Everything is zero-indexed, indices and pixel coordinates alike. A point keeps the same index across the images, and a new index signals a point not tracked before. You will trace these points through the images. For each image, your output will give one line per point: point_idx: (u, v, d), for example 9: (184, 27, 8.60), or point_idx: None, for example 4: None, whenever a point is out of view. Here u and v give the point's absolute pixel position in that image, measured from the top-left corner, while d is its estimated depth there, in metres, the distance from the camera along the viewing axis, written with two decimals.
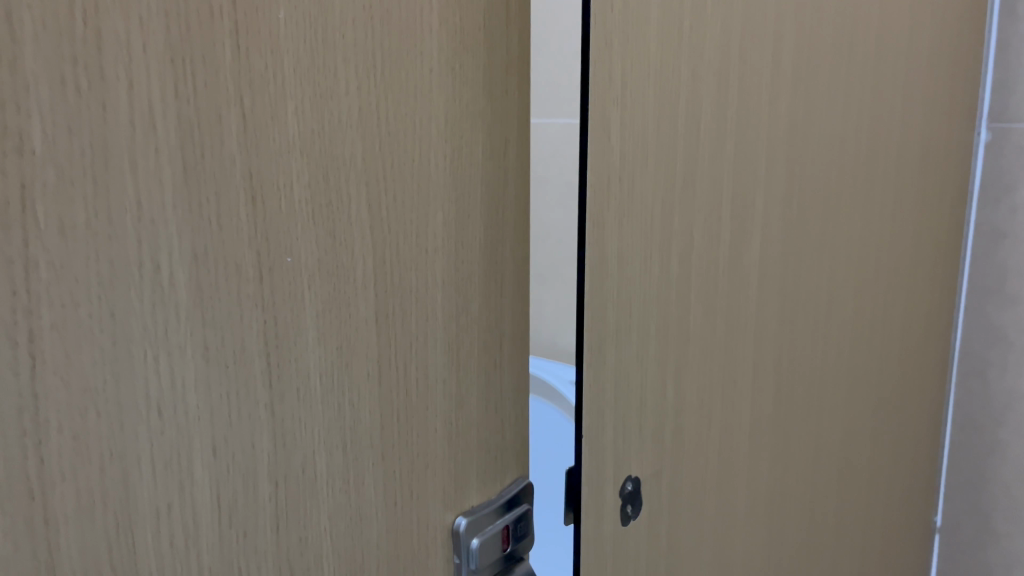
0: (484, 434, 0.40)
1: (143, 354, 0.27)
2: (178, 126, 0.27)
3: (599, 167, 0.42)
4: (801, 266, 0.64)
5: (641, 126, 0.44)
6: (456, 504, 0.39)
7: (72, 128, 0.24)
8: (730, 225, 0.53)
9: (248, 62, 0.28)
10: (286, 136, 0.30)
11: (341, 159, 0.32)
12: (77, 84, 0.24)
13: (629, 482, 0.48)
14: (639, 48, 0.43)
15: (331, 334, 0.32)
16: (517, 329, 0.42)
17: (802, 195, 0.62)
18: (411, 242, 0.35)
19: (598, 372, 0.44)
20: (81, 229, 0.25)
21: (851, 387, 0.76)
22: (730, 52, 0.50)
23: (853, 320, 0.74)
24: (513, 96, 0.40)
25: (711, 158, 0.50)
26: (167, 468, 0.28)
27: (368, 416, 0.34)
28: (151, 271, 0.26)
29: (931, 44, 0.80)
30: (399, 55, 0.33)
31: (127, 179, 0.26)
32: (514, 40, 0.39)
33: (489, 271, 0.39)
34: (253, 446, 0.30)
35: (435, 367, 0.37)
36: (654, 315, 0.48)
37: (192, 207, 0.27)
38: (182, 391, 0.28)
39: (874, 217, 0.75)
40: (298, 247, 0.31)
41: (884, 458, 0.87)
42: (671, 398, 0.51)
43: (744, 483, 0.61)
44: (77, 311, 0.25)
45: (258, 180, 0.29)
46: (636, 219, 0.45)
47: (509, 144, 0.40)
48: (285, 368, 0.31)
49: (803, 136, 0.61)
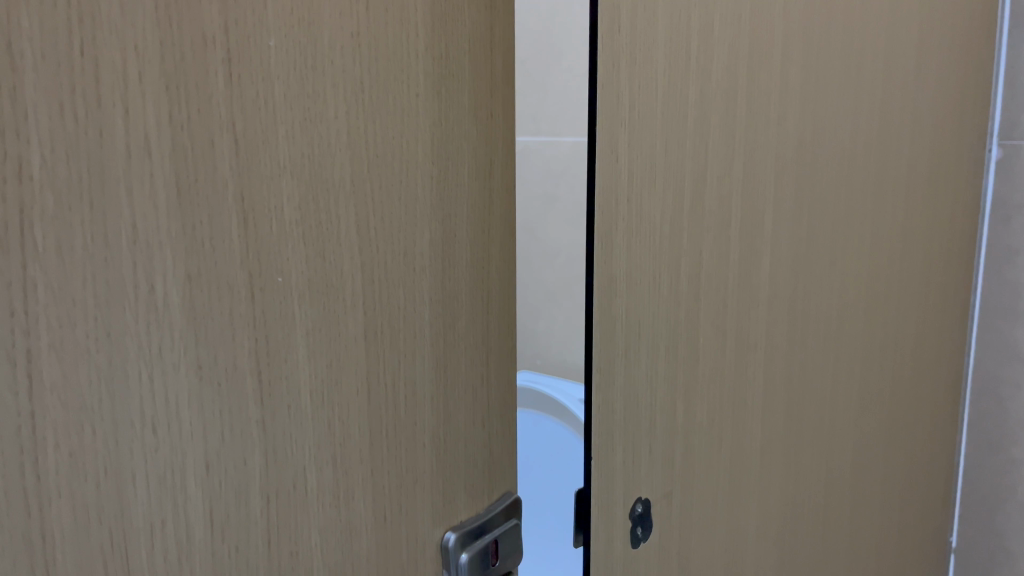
0: (472, 449, 0.41)
1: (138, 373, 0.28)
2: (172, 151, 0.28)
3: (609, 187, 0.42)
4: (811, 284, 0.64)
5: (650, 145, 0.45)
6: (446, 519, 0.40)
7: (69, 154, 0.25)
8: (738, 243, 0.54)
9: (240, 87, 0.29)
10: (276, 160, 0.31)
11: (330, 181, 0.33)
12: (74, 113, 0.25)
13: (638, 504, 0.48)
14: (647, 68, 0.43)
15: (321, 350, 0.33)
16: (504, 346, 0.43)
17: (811, 211, 0.62)
18: (399, 261, 0.36)
19: (607, 392, 0.45)
20: (78, 252, 0.26)
21: (862, 404, 0.76)
22: (737, 69, 0.51)
23: (864, 337, 0.74)
24: (499, 118, 0.41)
25: (719, 178, 0.51)
26: (162, 484, 0.29)
27: (359, 432, 0.35)
28: (146, 293, 0.28)
29: (943, 62, 0.80)
30: (387, 79, 0.35)
31: (123, 203, 0.27)
32: (497, 63, 0.40)
33: (475, 288, 0.40)
34: (246, 462, 0.31)
35: (424, 383, 0.38)
36: (663, 333, 0.48)
37: (185, 229, 0.28)
38: (175, 409, 0.29)
39: (884, 231, 0.75)
40: (288, 267, 0.32)
41: (894, 476, 0.85)
42: (681, 417, 0.51)
43: (754, 502, 0.61)
44: (73, 332, 0.26)
45: (247, 202, 0.30)
46: (645, 238, 0.45)
47: (494, 164, 0.41)
48: (277, 384, 0.32)
49: (811, 153, 0.61)
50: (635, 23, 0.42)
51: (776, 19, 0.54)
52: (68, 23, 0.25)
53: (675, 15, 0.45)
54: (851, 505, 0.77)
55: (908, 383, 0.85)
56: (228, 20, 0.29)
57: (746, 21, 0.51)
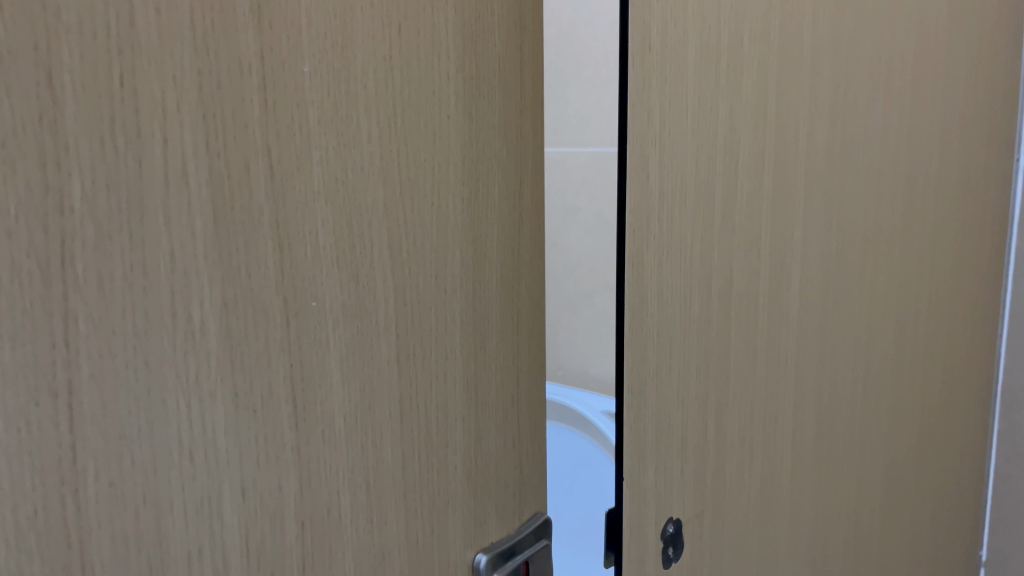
0: (504, 470, 0.41)
1: (176, 400, 0.28)
2: (209, 180, 0.28)
3: (641, 204, 0.42)
4: (841, 297, 0.63)
5: (680, 163, 0.44)
6: (477, 541, 0.40)
7: (109, 184, 0.25)
8: (768, 258, 0.53)
9: (275, 114, 0.29)
10: (310, 186, 0.31)
11: (363, 205, 0.33)
12: (114, 143, 0.25)
13: (670, 524, 0.47)
14: (678, 86, 0.43)
15: (355, 373, 0.33)
16: (534, 365, 0.42)
17: (841, 224, 0.62)
18: (431, 283, 0.36)
19: (639, 413, 0.44)
20: (118, 282, 0.26)
21: (893, 418, 0.75)
22: (766, 85, 0.50)
23: (894, 350, 0.73)
24: (529, 136, 0.41)
25: (749, 194, 0.50)
26: (199, 510, 0.29)
27: (392, 455, 0.35)
28: (183, 320, 0.28)
29: (972, 71, 0.79)
30: (419, 101, 0.35)
31: (161, 231, 0.27)
32: (525, 82, 0.40)
33: (505, 308, 0.40)
34: (281, 487, 0.31)
35: (455, 405, 0.38)
36: (694, 351, 0.48)
37: (221, 256, 0.28)
38: (212, 436, 0.29)
39: (914, 243, 0.74)
40: (322, 292, 0.32)
41: (926, 490, 0.84)
42: (712, 435, 0.50)
43: (785, 519, 0.60)
44: (113, 361, 0.26)
45: (283, 227, 0.30)
46: (675, 256, 0.45)
47: (524, 184, 0.41)
48: (311, 409, 0.32)
49: (840, 165, 0.60)
50: (666, 41, 0.42)
51: (805, 32, 0.53)
52: (109, 55, 0.25)
53: (705, 32, 0.44)
54: (882, 520, 0.76)
55: (939, 395, 0.83)
56: (263, 48, 0.29)
57: (775, 36, 0.50)
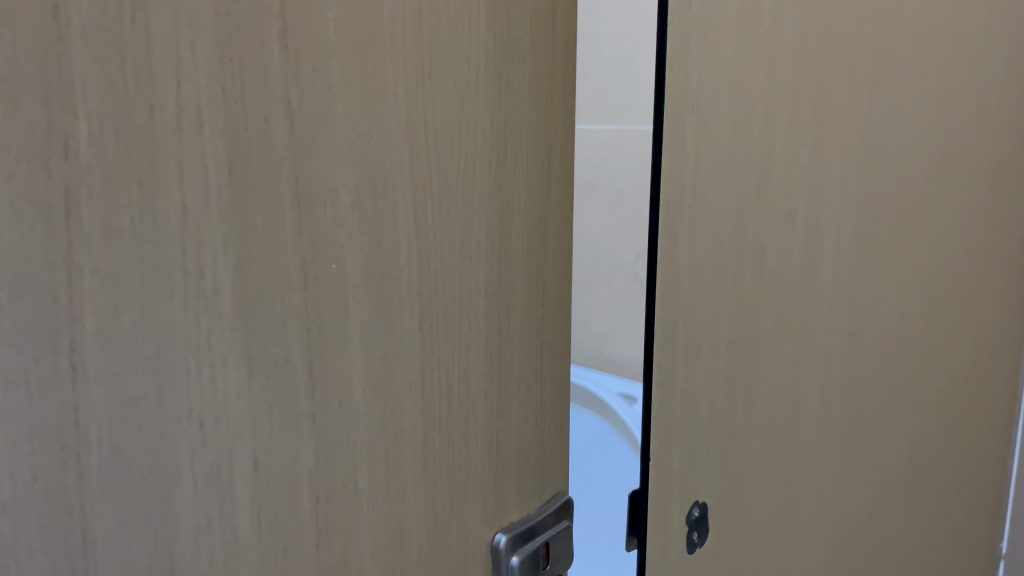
0: (526, 446, 0.39)
1: (187, 364, 0.26)
2: (225, 129, 0.26)
3: (676, 175, 0.40)
4: (873, 279, 0.61)
5: (716, 131, 0.42)
6: (496, 521, 0.38)
7: (118, 128, 0.24)
8: (802, 235, 0.51)
9: (297, 62, 0.28)
10: (332, 142, 0.29)
11: (387, 164, 0.31)
12: (124, 84, 0.24)
13: (696, 508, 0.46)
14: (716, 49, 0.41)
15: (376, 342, 0.31)
16: (559, 339, 0.41)
17: (874, 203, 0.59)
18: (456, 250, 0.34)
19: (666, 391, 0.43)
20: (127, 235, 0.24)
21: (919, 405, 0.73)
22: (806, 52, 0.48)
23: (923, 335, 0.71)
24: (559, 101, 0.38)
25: (785, 166, 0.48)
26: (209, 480, 0.27)
27: (411, 429, 0.33)
28: (196, 279, 0.26)
29: (1014, 50, 0.76)
30: (447, 57, 0.32)
31: (174, 182, 0.25)
32: (557, 43, 0.38)
33: (530, 279, 0.38)
34: (296, 458, 0.29)
35: (477, 378, 0.36)
36: (724, 329, 0.46)
37: (237, 212, 0.27)
38: (224, 403, 0.27)
39: (947, 226, 0.71)
40: (342, 254, 0.30)
41: (950, 480, 0.82)
42: (739, 417, 0.48)
43: (808, 506, 0.58)
44: (120, 320, 0.24)
45: (302, 183, 0.28)
46: (709, 228, 0.43)
47: (552, 149, 0.39)
48: (328, 378, 0.30)
49: (876, 141, 0.58)
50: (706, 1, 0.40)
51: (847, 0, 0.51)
52: None
53: None
54: (904, 510, 0.74)
55: (966, 383, 0.81)
56: None
57: (817, 6, 0.48)
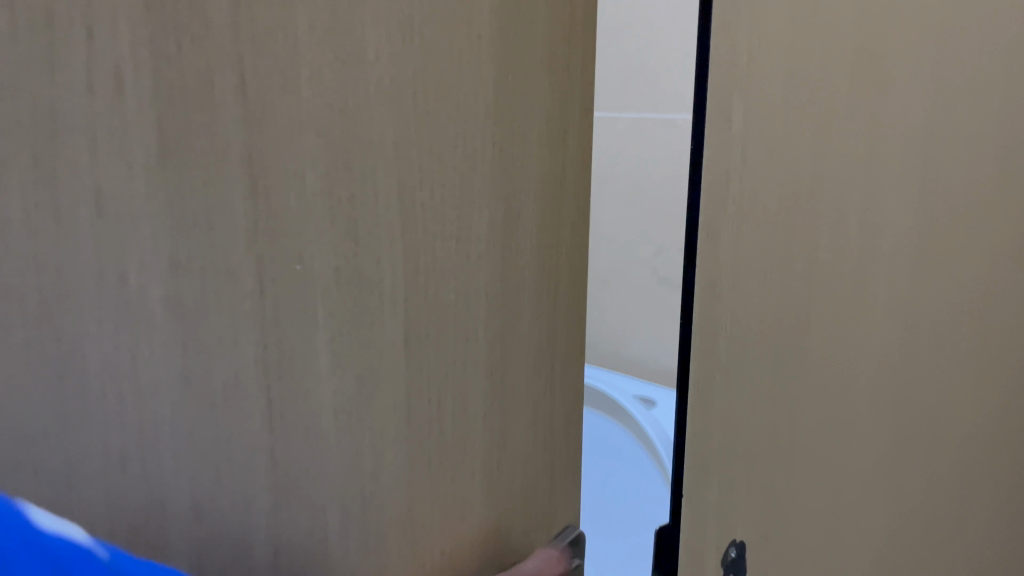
0: (531, 477, 0.34)
1: (103, 388, 0.22)
2: (155, 96, 0.21)
3: (717, 161, 0.34)
4: (930, 283, 0.55)
5: (765, 113, 0.36)
6: (502, 567, 0.33)
7: (6, 96, 0.19)
8: (856, 233, 0.45)
9: (250, 12, 0.22)
10: (297, 113, 0.23)
11: (367, 143, 0.25)
12: (14, 40, 0.19)
13: (731, 548, 0.40)
14: (769, 16, 0.35)
15: (352, 359, 0.26)
16: (571, 351, 0.35)
17: (935, 198, 0.53)
18: (450, 243, 0.28)
19: (701, 413, 0.37)
20: (22, 230, 0.20)
21: (974, 421, 0.66)
22: (866, 24, 0.42)
23: (979, 344, 0.64)
24: (579, 72, 0.32)
25: (839, 155, 0.42)
26: (135, 525, 0.23)
27: (396, 462, 0.28)
28: (115, 283, 0.21)
29: None
30: (444, 13, 0.26)
31: (86, 162, 0.20)
32: (582, 0, 0.32)
33: (540, 277, 0.32)
34: (250, 501, 0.24)
35: (476, 399, 0.31)
36: (769, 341, 0.40)
37: (170, 200, 0.22)
38: (153, 433, 0.23)
39: (1009, 224, 0.64)
40: (310, 253, 0.24)
41: (1004, 502, 0.75)
42: (781, 440, 0.43)
43: (853, 536, 0.52)
44: (13, 331, 0.20)
45: (258, 161, 0.23)
46: (755, 225, 0.37)
47: (569, 129, 0.32)
48: (290, 404, 0.25)
49: (939, 129, 0.51)
50: None
51: None
52: None
53: None
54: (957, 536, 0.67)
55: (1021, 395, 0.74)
56: None
57: None
